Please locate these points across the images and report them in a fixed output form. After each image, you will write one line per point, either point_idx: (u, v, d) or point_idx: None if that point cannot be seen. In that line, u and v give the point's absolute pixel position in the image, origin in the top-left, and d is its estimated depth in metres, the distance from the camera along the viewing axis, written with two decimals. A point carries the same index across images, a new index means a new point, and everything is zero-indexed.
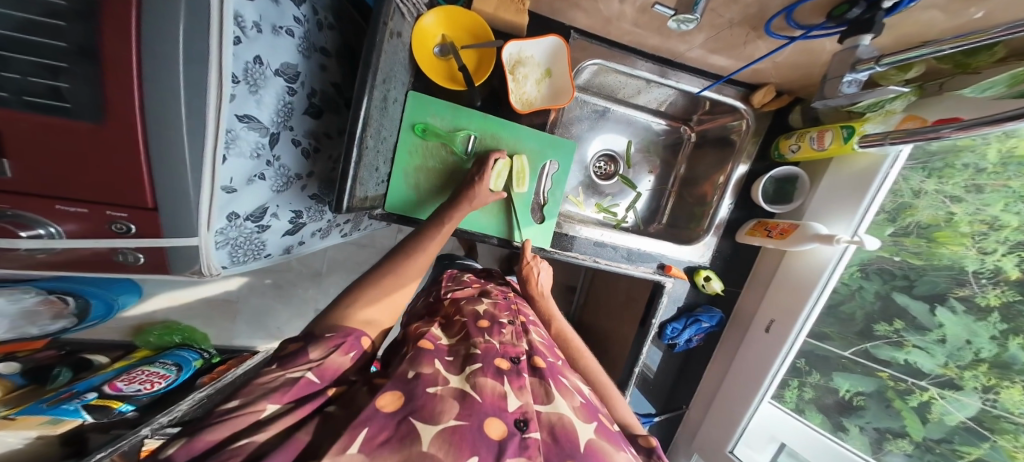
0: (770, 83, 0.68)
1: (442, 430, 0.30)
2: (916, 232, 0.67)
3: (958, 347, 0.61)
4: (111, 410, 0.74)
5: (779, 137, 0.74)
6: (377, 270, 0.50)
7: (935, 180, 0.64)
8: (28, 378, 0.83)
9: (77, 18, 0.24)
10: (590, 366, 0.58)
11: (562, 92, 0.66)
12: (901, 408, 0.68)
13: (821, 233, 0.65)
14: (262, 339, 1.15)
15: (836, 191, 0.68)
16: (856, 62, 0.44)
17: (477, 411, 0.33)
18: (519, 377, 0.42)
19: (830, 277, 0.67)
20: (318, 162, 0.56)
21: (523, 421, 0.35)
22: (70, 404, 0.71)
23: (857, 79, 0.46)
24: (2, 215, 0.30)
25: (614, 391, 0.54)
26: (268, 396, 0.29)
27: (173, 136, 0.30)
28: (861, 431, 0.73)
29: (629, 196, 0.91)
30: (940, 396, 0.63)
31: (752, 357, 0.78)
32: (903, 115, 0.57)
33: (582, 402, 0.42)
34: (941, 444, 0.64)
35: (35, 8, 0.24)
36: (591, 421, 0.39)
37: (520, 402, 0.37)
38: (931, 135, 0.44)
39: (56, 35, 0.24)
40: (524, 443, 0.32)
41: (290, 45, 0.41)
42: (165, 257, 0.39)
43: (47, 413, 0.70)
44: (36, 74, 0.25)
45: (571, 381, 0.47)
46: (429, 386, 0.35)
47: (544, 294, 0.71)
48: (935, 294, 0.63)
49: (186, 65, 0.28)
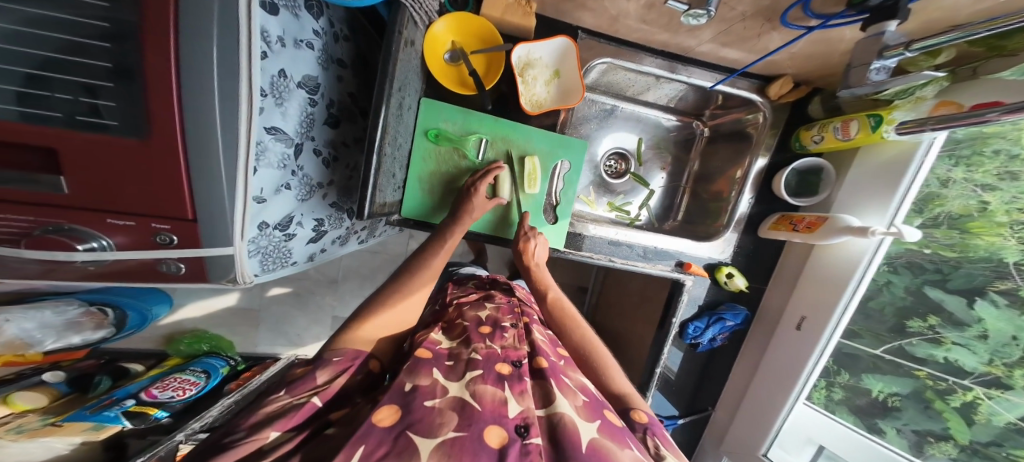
0: (787, 73, 0.66)
1: (441, 443, 0.29)
2: (947, 223, 0.64)
3: (1004, 343, 0.57)
4: (147, 416, 0.78)
5: (800, 128, 0.72)
6: (391, 287, 0.52)
7: (964, 169, 0.61)
8: (72, 386, 0.88)
9: (123, 38, 0.26)
10: (586, 334, 0.58)
11: (571, 92, 0.66)
12: (943, 410, 0.65)
13: (853, 225, 0.62)
14: (284, 346, 1.18)
15: (867, 182, 0.64)
16: (883, 49, 0.44)
17: (476, 421, 0.33)
18: (521, 382, 0.41)
19: (868, 269, 0.63)
20: (337, 170, 0.58)
21: (523, 427, 0.34)
22: (111, 411, 0.76)
23: (886, 66, 0.46)
24: (60, 230, 0.34)
25: (611, 362, 0.54)
26: (274, 423, 0.30)
27: (209, 151, 0.32)
28: (898, 433, 0.70)
29: (641, 194, 0.90)
30: (987, 396, 0.60)
31: (781, 354, 0.76)
32: (935, 101, 0.53)
33: (585, 402, 0.41)
34: (990, 447, 0.61)
35: (76, 31, 0.26)
36: (594, 420, 0.38)
37: (520, 407, 0.37)
38: (975, 119, 0.42)
39: (100, 56, 0.27)
40: (525, 449, 0.31)
41: (310, 57, 0.43)
42: (204, 267, 0.42)
43: (90, 420, 0.73)
44: (83, 94, 0.28)
45: (574, 380, 0.46)
46: (427, 399, 0.34)
47: (539, 264, 0.66)
48: (972, 287, 0.61)
49: (220, 80, 0.29)
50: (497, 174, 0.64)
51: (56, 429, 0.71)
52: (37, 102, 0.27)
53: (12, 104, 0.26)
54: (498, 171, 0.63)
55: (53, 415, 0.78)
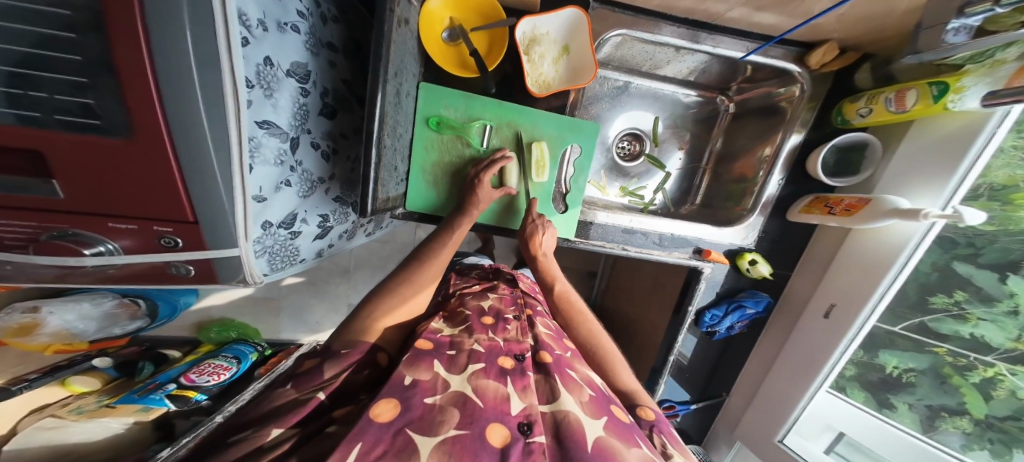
0: (832, 39, 0.59)
1: (441, 441, 0.28)
2: (987, 195, 0.56)
3: None
4: (188, 398, 0.85)
5: (841, 101, 0.66)
6: (396, 279, 0.50)
7: (1016, 133, 0.51)
8: (120, 372, 0.96)
9: (87, 28, 0.24)
10: (593, 330, 0.56)
11: (583, 69, 0.61)
12: (960, 385, 0.64)
13: (901, 208, 0.55)
14: (305, 333, 1.21)
15: (920, 158, 0.58)
16: (966, 5, 0.40)
17: (478, 418, 0.31)
18: (524, 376, 0.40)
19: (913, 255, 0.58)
20: (337, 163, 0.56)
21: (527, 424, 0.33)
22: (156, 394, 0.83)
23: (965, 25, 0.42)
24: (65, 235, 0.34)
25: (616, 355, 0.52)
26: (274, 421, 0.30)
27: (200, 150, 0.30)
28: (910, 408, 0.70)
29: (657, 177, 0.86)
30: (1008, 372, 0.58)
31: (806, 343, 0.72)
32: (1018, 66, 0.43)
33: (591, 397, 0.39)
34: (1006, 421, 0.60)
35: (39, 20, 0.24)
36: (600, 416, 0.36)
37: (523, 404, 0.36)
38: None
39: (69, 49, 0.25)
40: (528, 449, 0.30)
41: (296, 42, 0.41)
42: (212, 268, 0.42)
43: (139, 401, 0.81)
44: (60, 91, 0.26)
45: (580, 373, 0.44)
46: (427, 395, 0.33)
47: (546, 253, 0.63)
48: (1006, 262, 0.57)
49: (200, 73, 0.27)
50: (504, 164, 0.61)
51: (112, 410, 0.79)
52: (14, 102, 0.26)
53: (5, 107, 0.26)
54: (505, 160, 0.61)
55: (108, 396, 0.88)
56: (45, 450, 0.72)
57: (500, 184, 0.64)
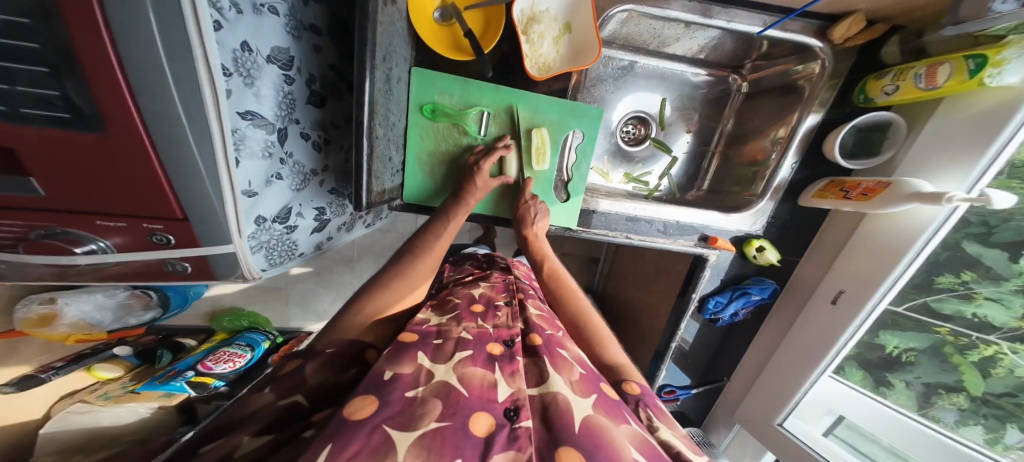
0: (860, 10, 0.54)
1: (421, 435, 0.27)
2: (1005, 173, 0.52)
3: None
4: (207, 385, 0.89)
5: (865, 78, 0.62)
6: (390, 273, 0.49)
7: None
8: (140, 359, 1.00)
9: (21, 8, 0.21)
10: (582, 307, 0.55)
11: (587, 48, 0.57)
12: (960, 363, 0.63)
13: (923, 191, 0.52)
14: (314, 321, 1.23)
15: (956, 132, 0.53)
16: None
17: (461, 408, 0.31)
18: (512, 361, 0.39)
19: (931, 239, 0.55)
20: (331, 154, 0.55)
21: (513, 410, 0.32)
22: (177, 381, 0.87)
23: None
24: (55, 234, 0.33)
25: (606, 333, 0.51)
26: (247, 428, 0.29)
27: (181, 145, 0.29)
28: (907, 385, 0.70)
29: (663, 161, 0.83)
30: (1010, 350, 0.57)
31: (813, 328, 0.71)
32: None
33: (582, 375, 0.39)
34: (1002, 398, 0.59)
35: None
36: (590, 394, 0.36)
37: (511, 389, 0.35)
38: None
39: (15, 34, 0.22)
40: (514, 434, 0.29)
41: (275, 25, 0.38)
42: (209, 265, 0.41)
43: (161, 388, 0.85)
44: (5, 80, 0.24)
45: (570, 352, 0.43)
46: (408, 390, 0.32)
47: (538, 235, 0.61)
48: (1022, 240, 0.54)
49: (170, 61, 0.25)
50: (504, 154, 0.60)
51: (137, 396, 0.82)
52: None
53: None
54: (505, 150, 0.59)
55: (131, 383, 0.91)
56: (81, 432, 0.75)
57: (499, 172, 0.63)
